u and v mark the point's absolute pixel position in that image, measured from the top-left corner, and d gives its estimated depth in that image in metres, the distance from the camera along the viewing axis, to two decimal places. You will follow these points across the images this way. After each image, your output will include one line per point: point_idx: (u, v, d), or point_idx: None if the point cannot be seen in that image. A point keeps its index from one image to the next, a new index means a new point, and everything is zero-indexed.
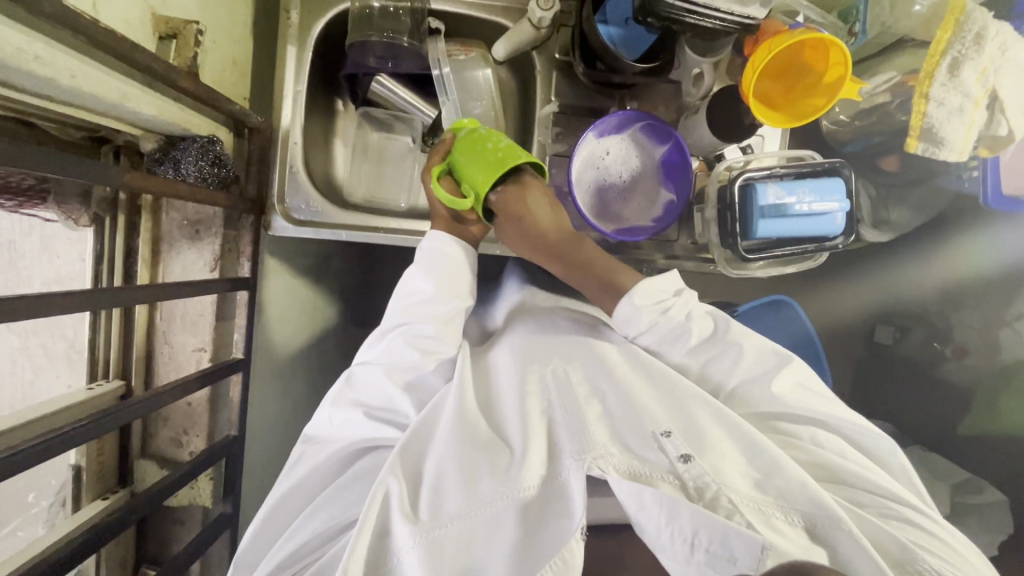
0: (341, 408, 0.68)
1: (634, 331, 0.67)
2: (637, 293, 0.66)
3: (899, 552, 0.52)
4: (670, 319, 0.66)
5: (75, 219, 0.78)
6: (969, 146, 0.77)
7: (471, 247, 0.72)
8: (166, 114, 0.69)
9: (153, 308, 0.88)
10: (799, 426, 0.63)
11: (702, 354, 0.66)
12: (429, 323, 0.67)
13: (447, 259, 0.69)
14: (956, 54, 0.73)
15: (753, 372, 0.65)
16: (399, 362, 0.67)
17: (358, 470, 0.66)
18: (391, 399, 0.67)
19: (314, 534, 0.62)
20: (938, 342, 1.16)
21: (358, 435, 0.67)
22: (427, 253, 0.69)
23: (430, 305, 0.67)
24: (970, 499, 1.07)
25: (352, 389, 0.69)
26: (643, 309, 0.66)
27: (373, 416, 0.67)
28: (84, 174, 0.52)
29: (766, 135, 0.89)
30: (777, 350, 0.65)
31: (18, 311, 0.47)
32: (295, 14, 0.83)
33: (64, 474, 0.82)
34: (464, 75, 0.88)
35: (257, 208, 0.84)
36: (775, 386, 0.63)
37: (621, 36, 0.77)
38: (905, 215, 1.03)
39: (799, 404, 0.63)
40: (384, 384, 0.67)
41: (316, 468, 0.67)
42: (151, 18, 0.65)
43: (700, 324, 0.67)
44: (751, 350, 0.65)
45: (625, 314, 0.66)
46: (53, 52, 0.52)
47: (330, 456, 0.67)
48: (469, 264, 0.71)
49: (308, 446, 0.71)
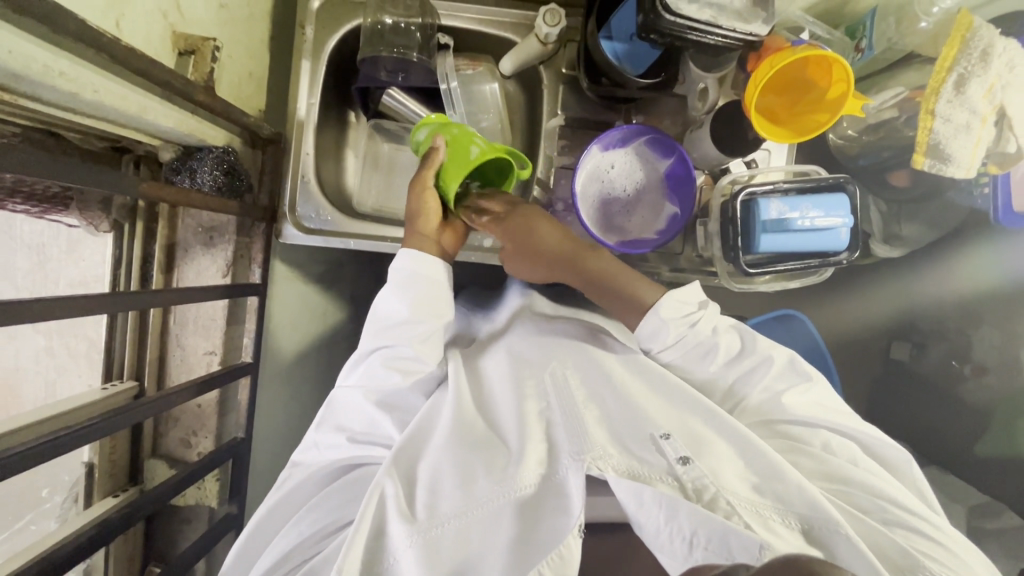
0: (325, 432, 0.70)
1: (659, 345, 0.67)
2: (664, 306, 0.66)
3: (901, 557, 0.51)
4: (697, 334, 0.67)
5: (95, 225, 0.82)
6: (977, 162, 0.76)
7: (442, 263, 0.71)
8: (183, 126, 0.71)
9: (167, 312, 0.91)
10: (806, 433, 0.64)
11: (731, 370, 0.68)
12: (406, 344, 0.68)
13: (422, 281, 0.69)
14: (961, 71, 0.72)
15: (776, 387, 0.67)
16: (379, 385, 0.68)
17: (340, 483, 0.66)
18: (372, 419, 0.68)
19: (302, 537, 0.63)
20: (957, 360, 1.12)
21: (341, 456, 0.67)
22: (400, 274, 0.69)
23: (407, 327, 0.68)
24: (989, 525, 1.02)
25: (335, 414, 0.70)
26: (668, 322, 0.66)
27: (355, 439, 0.68)
28: (106, 183, 0.55)
29: (772, 149, 0.89)
30: (800, 367, 0.68)
31: (37, 313, 0.50)
32: (310, 30, 0.86)
33: (77, 471, 0.85)
34: (470, 88, 0.91)
35: (268, 217, 0.87)
36: (786, 399, 0.65)
37: (625, 52, 0.78)
38: (917, 230, 1.00)
39: (810, 414, 0.65)
40: (365, 406, 0.68)
41: (299, 486, 0.68)
42: (171, 35, 0.68)
43: (728, 340, 0.69)
44: (779, 363, 0.67)
45: (651, 327, 0.67)
46: (77, 68, 0.55)
47: (314, 476, 0.68)
48: (445, 279, 0.70)
49: (296, 468, 0.71)
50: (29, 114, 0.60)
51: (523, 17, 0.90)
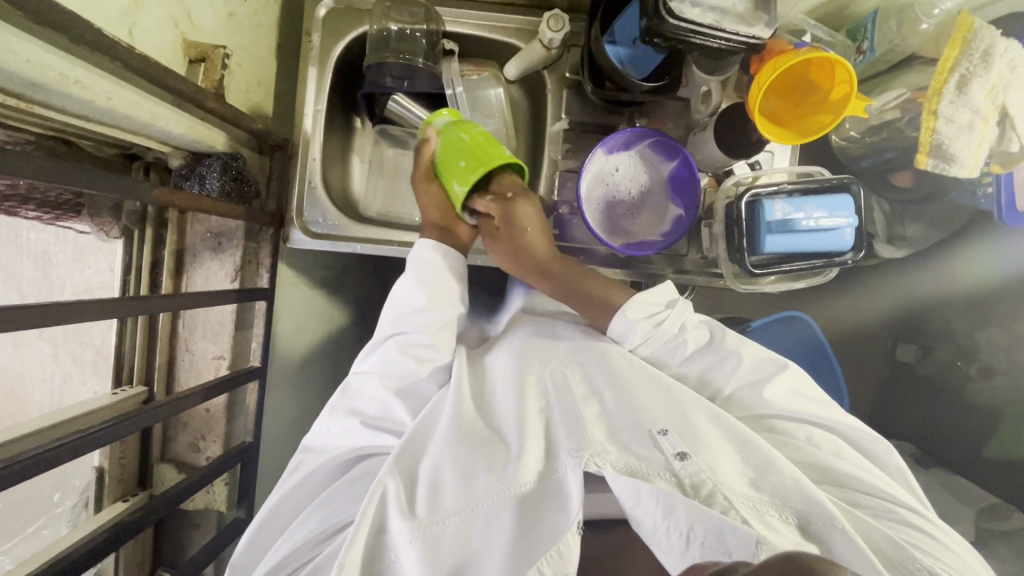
0: (337, 417, 0.69)
1: (629, 344, 0.68)
2: (630, 309, 0.68)
3: (891, 550, 0.52)
4: (664, 332, 0.68)
5: (106, 230, 0.83)
6: (980, 162, 0.76)
7: (460, 255, 0.73)
8: (194, 132, 0.72)
9: (176, 317, 0.92)
10: (794, 426, 0.64)
11: (699, 361, 0.69)
12: (421, 332, 0.68)
13: (439, 271, 0.71)
14: (964, 72, 0.73)
15: (750, 377, 0.67)
16: (394, 370, 0.68)
17: (352, 477, 0.65)
18: (386, 406, 0.68)
19: (310, 535, 0.62)
20: (962, 362, 1.12)
21: (354, 444, 0.67)
22: (415, 263, 0.71)
23: (424, 316, 0.69)
24: (996, 526, 1.03)
25: (347, 399, 0.70)
26: (635, 323, 0.67)
27: (369, 424, 0.67)
28: (119, 189, 0.56)
29: (775, 151, 0.90)
30: (772, 357, 0.68)
31: (51, 317, 0.51)
32: (317, 37, 0.87)
33: (87, 476, 0.85)
34: (476, 93, 0.93)
35: (277, 221, 0.89)
36: (768, 391, 0.65)
37: (628, 56, 0.77)
38: (920, 231, 1.02)
39: (789, 406, 0.65)
40: (379, 393, 0.68)
41: (309, 476, 0.68)
42: (182, 44, 0.69)
43: (697, 333, 0.70)
44: (748, 357, 0.67)
45: (619, 328, 0.68)
46: (93, 77, 0.56)
47: (326, 464, 0.67)
48: (461, 272, 0.72)
49: (306, 455, 0.71)
50: (43, 122, 0.61)
51: (526, 23, 0.91)
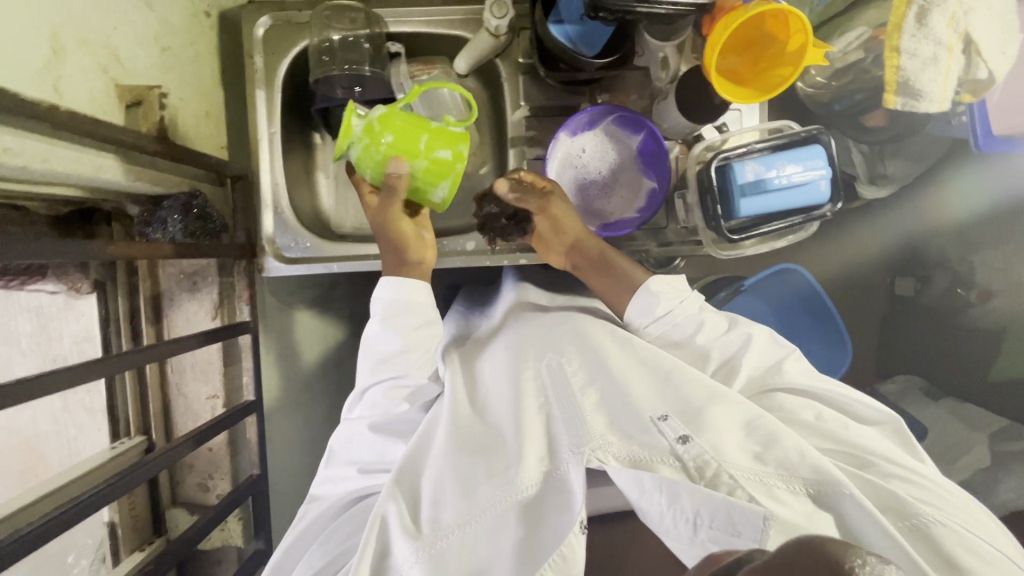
0: (337, 466, 0.70)
1: (648, 320, 0.71)
2: (655, 282, 0.72)
3: (893, 499, 0.52)
4: (685, 311, 0.71)
5: (76, 287, 0.82)
6: (950, 94, 0.74)
7: (422, 284, 0.69)
8: (144, 178, 0.71)
9: (163, 363, 0.92)
10: (797, 403, 0.64)
11: (719, 341, 0.69)
12: (407, 374, 0.67)
13: (413, 310, 0.68)
14: (922, 3, 0.70)
15: (766, 360, 0.68)
16: (385, 415, 0.67)
17: (350, 518, 0.65)
18: (380, 449, 0.68)
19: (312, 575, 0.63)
20: (961, 288, 1.09)
21: (352, 490, 0.68)
22: (386, 304, 0.68)
23: (403, 358, 0.67)
24: (1012, 448, 1.03)
25: (343, 450, 0.70)
26: (659, 295, 0.71)
27: (366, 470, 0.68)
28: (71, 253, 0.54)
29: (743, 108, 0.88)
30: (781, 341, 0.70)
31: (29, 391, 0.50)
32: (259, 58, 0.85)
33: (99, 532, 0.86)
34: (429, 94, 0.89)
35: (249, 254, 0.87)
36: (785, 369, 0.67)
37: (578, 33, 0.74)
38: (902, 166, 1.00)
39: (807, 383, 0.66)
40: (371, 438, 0.67)
41: (312, 524, 0.68)
42: (116, 89, 0.66)
43: (714, 318, 0.71)
44: (759, 338, 0.69)
45: (642, 301, 0.72)
46: (21, 141, 0.54)
47: (327, 513, 0.68)
48: (429, 300, 0.70)
49: (313, 503, 0.71)
50: None
51: (471, 12, 0.87)
